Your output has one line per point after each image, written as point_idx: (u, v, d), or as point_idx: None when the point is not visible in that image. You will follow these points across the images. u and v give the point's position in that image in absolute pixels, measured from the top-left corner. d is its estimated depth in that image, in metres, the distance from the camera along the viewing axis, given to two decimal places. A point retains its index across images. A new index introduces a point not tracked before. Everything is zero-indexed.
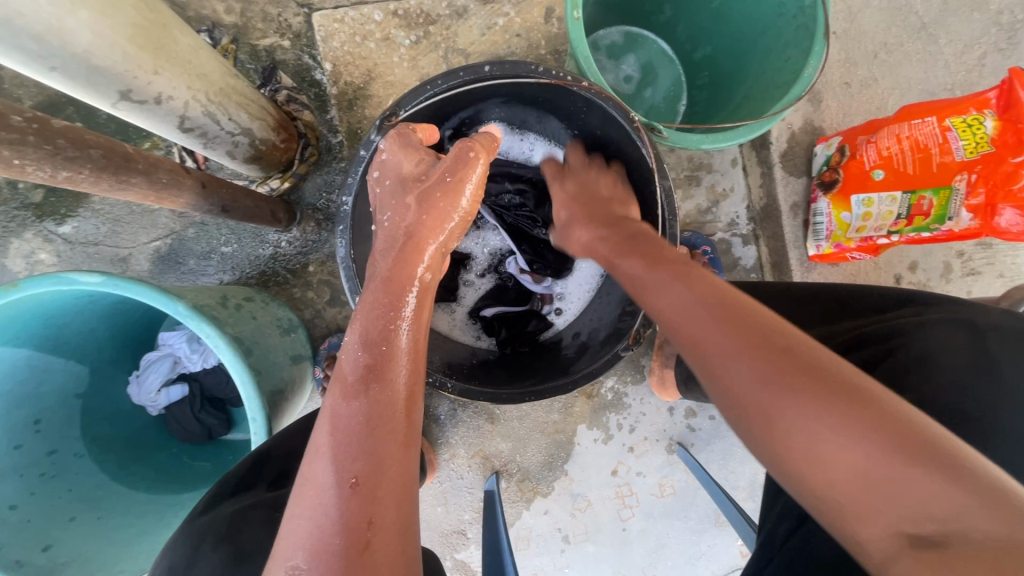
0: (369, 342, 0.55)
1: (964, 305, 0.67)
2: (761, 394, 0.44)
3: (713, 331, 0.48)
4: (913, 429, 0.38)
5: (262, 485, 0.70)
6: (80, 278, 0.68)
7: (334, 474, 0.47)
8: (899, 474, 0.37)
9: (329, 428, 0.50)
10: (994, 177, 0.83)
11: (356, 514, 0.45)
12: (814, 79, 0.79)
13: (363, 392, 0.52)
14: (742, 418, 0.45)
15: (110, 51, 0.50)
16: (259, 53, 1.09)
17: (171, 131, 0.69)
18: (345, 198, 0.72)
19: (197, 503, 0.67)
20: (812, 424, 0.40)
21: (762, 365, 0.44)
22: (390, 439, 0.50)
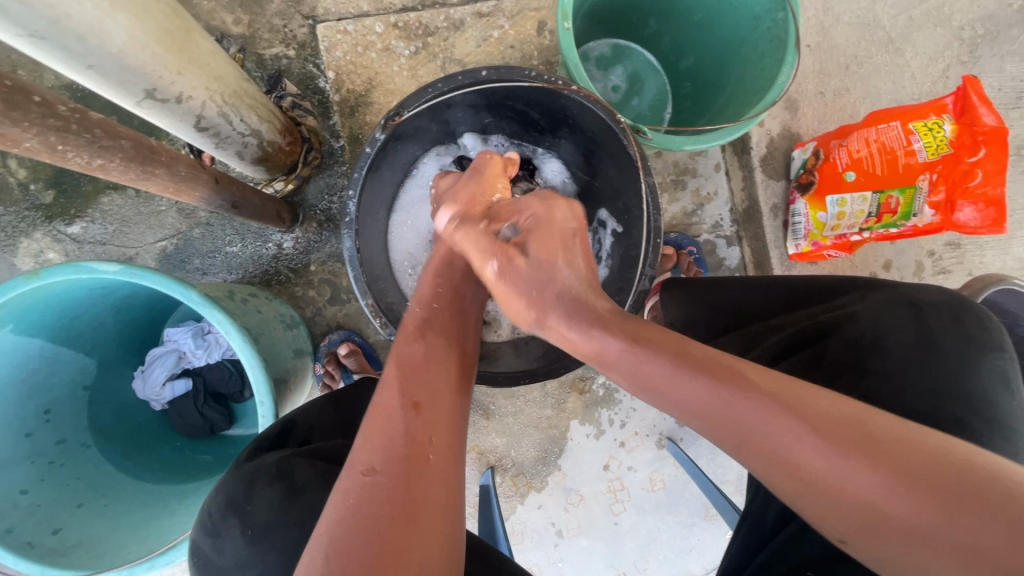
0: (425, 304, 0.65)
1: (904, 285, 0.70)
2: (805, 465, 0.46)
3: (740, 411, 0.49)
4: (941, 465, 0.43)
5: (292, 444, 0.70)
6: (99, 267, 0.71)
7: (399, 397, 0.53)
8: (941, 522, 0.41)
9: (395, 364, 0.57)
10: (953, 176, 0.89)
11: (419, 430, 0.51)
12: (787, 85, 0.85)
13: (422, 337, 0.60)
14: (793, 491, 0.47)
15: (141, 51, 0.55)
16: (265, 63, 1.15)
17: (187, 130, 0.74)
18: (350, 193, 0.76)
19: (239, 453, 0.69)
20: (858, 484, 0.44)
21: (801, 440, 0.46)
22: (445, 376, 0.57)
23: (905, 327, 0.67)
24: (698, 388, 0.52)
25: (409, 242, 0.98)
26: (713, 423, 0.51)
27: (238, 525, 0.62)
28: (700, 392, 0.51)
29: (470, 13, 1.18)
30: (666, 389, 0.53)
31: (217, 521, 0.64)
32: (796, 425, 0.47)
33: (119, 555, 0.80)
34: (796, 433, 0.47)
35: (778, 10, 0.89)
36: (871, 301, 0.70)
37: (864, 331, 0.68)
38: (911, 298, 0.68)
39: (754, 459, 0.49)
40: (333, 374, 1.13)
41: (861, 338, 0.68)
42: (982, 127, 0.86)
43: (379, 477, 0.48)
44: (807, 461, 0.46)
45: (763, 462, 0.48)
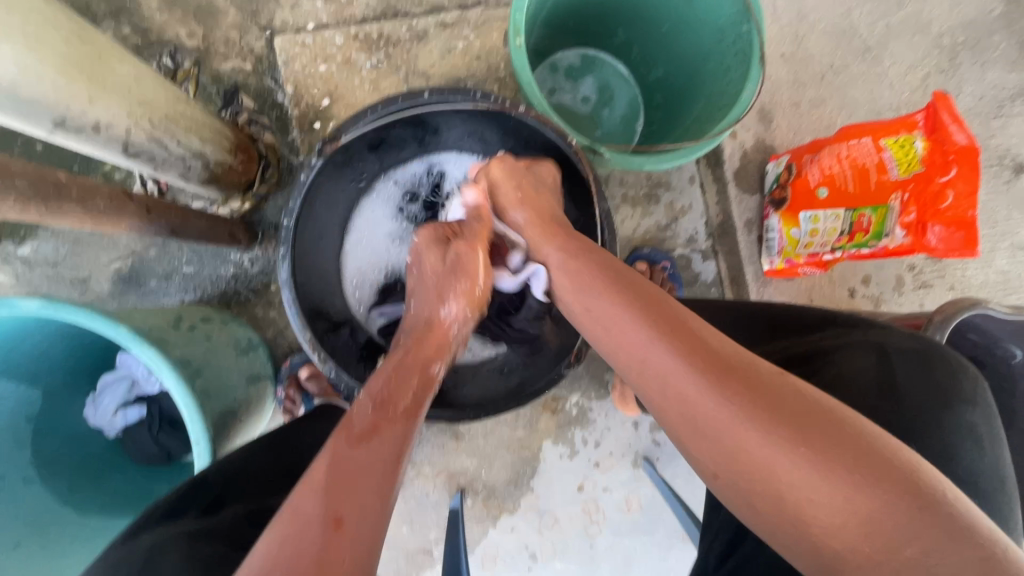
0: (378, 401, 0.61)
1: (880, 330, 0.67)
2: (747, 437, 0.47)
3: (689, 378, 0.52)
4: (859, 441, 0.45)
5: (191, 514, 0.64)
6: (20, 303, 0.68)
7: (321, 507, 0.49)
8: (830, 484, 0.44)
9: (326, 467, 0.52)
10: (923, 197, 0.85)
11: (337, 551, 0.46)
12: (751, 101, 0.82)
13: (366, 440, 0.56)
14: (711, 455, 0.50)
15: (39, 83, 0.52)
16: (221, 77, 1.11)
17: (116, 157, 0.70)
18: (286, 220, 0.73)
19: (123, 529, 0.63)
20: (779, 459, 0.46)
21: (720, 403, 0.50)
22: (376, 488, 0.52)
23: (870, 371, 0.63)
24: (654, 351, 0.56)
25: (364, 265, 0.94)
26: (668, 384, 0.53)
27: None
28: (647, 350, 0.56)
29: (434, 23, 1.14)
30: (628, 346, 0.58)
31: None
32: (730, 393, 0.50)
33: None
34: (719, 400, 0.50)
35: (743, 22, 0.86)
36: (842, 343, 0.67)
37: (830, 372, 0.64)
38: (882, 344, 0.65)
39: (681, 413, 0.53)
40: (293, 400, 1.09)
41: (822, 378, 0.65)
42: (953, 144, 0.82)
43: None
44: (729, 431, 0.49)
45: (677, 411, 0.53)
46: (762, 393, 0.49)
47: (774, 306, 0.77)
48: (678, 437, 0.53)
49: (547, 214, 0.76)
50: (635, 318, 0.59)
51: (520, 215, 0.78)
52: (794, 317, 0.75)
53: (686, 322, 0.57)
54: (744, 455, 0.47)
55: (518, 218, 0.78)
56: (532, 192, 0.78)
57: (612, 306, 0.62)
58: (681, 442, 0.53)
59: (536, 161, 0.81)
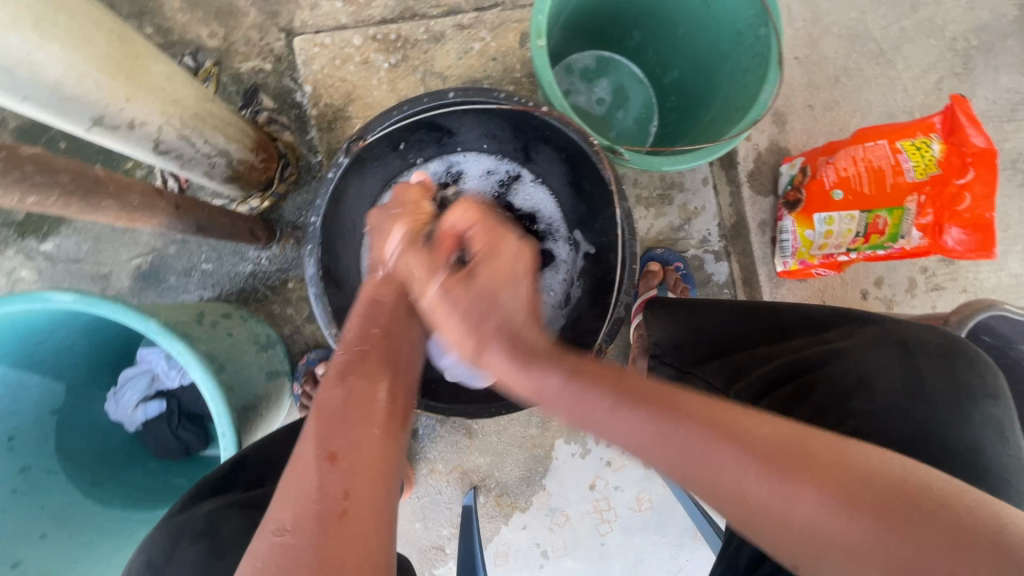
0: (360, 341, 0.61)
1: (897, 325, 0.68)
2: (804, 522, 0.41)
3: (727, 467, 0.45)
4: (900, 490, 0.40)
5: (239, 487, 0.71)
6: (54, 297, 0.70)
7: (316, 447, 0.49)
8: (908, 557, 0.37)
9: (314, 412, 0.52)
10: (940, 199, 0.88)
11: (334, 483, 0.46)
12: (769, 104, 0.83)
13: (345, 379, 0.55)
14: (763, 536, 0.44)
15: (82, 81, 0.53)
16: (241, 77, 1.12)
17: (147, 154, 0.71)
18: (312, 218, 0.74)
19: (175, 503, 0.69)
20: (828, 526, 0.41)
21: (763, 486, 0.43)
22: (365, 424, 0.52)
23: (893, 368, 0.65)
24: (641, 429, 0.51)
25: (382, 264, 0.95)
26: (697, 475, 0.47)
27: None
28: (660, 442, 0.49)
29: (451, 25, 1.15)
30: (643, 446, 0.51)
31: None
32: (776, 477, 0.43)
33: None
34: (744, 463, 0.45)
35: (761, 25, 0.87)
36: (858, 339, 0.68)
37: (851, 370, 0.66)
38: (903, 340, 0.66)
39: (723, 503, 0.46)
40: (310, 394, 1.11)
41: (845, 378, 0.66)
42: (970, 147, 0.85)
43: (289, 536, 0.44)
44: (770, 505, 0.43)
45: (723, 502, 0.46)
46: (798, 462, 0.44)
47: (783, 306, 0.77)
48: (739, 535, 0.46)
49: (515, 336, 0.61)
50: (634, 407, 0.52)
51: (444, 297, 0.65)
52: (804, 317, 0.74)
53: (679, 400, 0.51)
54: (794, 528, 0.42)
55: (466, 335, 0.63)
56: (494, 280, 0.66)
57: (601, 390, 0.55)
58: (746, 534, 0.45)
59: (498, 237, 0.71)
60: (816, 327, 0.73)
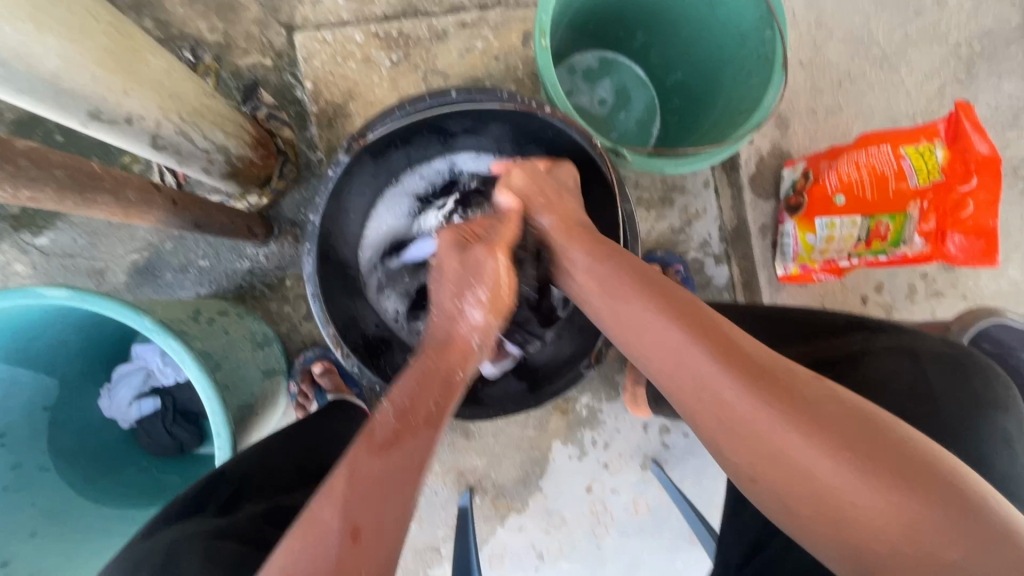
0: (401, 413, 0.59)
1: (909, 333, 0.69)
2: (799, 451, 0.51)
3: (742, 396, 0.54)
4: (896, 452, 0.48)
5: (210, 510, 0.65)
6: (46, 292, 0.68)
7: (340, 517, 0.50)
8: (884, 496, 0.47)
9: (347, 477, 0.52)
10: (943, 205, 0.88)
11: (347, 562, 0.48)
12: (773, 107, 0.82)
13: (386, 450, 0.55)
14: (756, 456, 0.53)
15: (78, 74, 0.52)
16: (242, 72, 1.12)
17: (144, 149, 0.70)
18: (312, 216, 0.74)
19: (141, 528, 0.62)
20: (816, 455, 0.50)
21: (772, 414, 0.52)
22: (394, 496, 0.53)
23: (902, 374, 0.66)
24: (676, 341, 0.59)
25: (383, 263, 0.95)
26: (715, 399, 0.56)
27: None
28: (693, 352, 0.58)
29: (454, 23, 1.14)
30: (674, 352, 0.59)
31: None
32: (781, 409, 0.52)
33: None
34: (759, 394, 0.54)
35: (765, 28, 0.87)
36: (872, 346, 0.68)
37: (862, 376, 0.67)
38: (914, 346, 0.67)
39: (720, 420, 0.56)
40: (307, 394, 1.10)
41: (857, 384, 0.66)
42: (975, 154, 0.85)
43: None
44: (771, 428, 0.52)
45: (727, 428, 0.55)
46: (804, 402, 0.52)
47: (793, 308, 0.76)
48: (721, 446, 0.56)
49: (573, 221, 0.75)
50: (675, 320, 0.61)
51: (545, 219, 0.76)
52: (815, 320, 0.74)
53: (721, 324, 0.59)
54: (788, 453, 0.51)
55: (547, 225, 0.76)
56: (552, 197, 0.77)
57: (644, 306, 0.63)
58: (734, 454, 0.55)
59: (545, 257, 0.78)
60: (834, 333, 0.72)
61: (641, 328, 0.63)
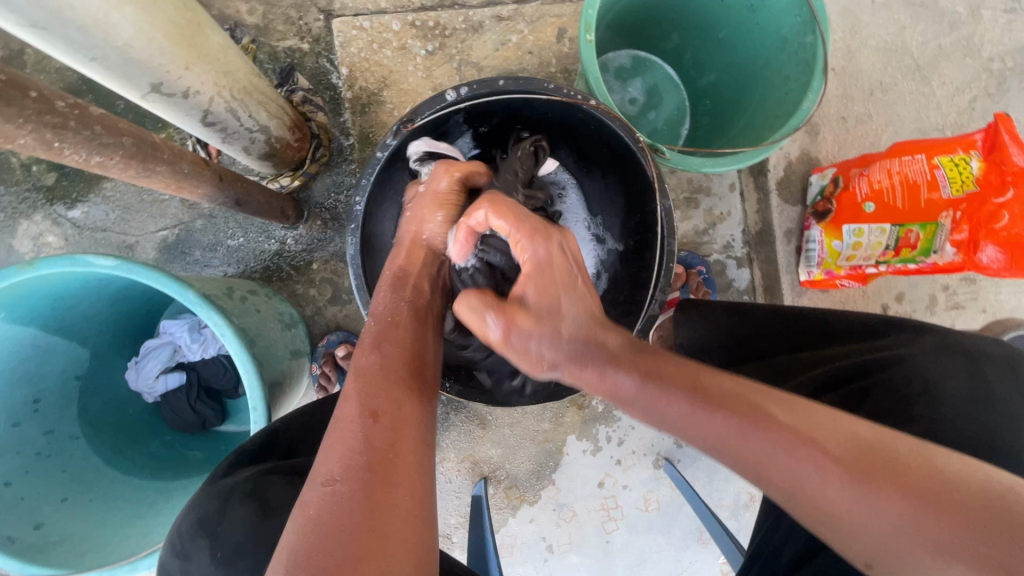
0: (382, 317, 0.63)
1: (954, 334, 0.70)
2: (873, 519, 0.44)
3: (779, 466, 0.47)
4: (974, 496, 0.41)
5: (275, 457, 0.70)
6: (96, 261, 0.70)
7: (357, 407, 0.52)
8: (983, 553, 0.40)
9: (352, 376, 0.55)
10: (977, 216, 0.89)
11: (379, 437, 0.50)
12: (812, 110, 0.83)
13: (378, 348, 0.59)
14: (846, 544, 0.46)
15: (149, 45, 0.54)
16: (278, 55, 1.12)
17: (194, 125, 0.72)
18: (358, 199, 0.76)
19: (216, 468, 0.67)
20: (922, 534, 0.42)
21: (818, 480, 0.45)
22: (403, 385, 0.55)
23: (960, 376, 0.67)
24: (728, 438, 0.49)
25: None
26: (760, 477, 0.48)
27: (207, 545, 0.58)
28: (763, 452, 0.48)
29: (490, 16, 1.15)
30: (741, 454, 0.49)
31: (183, 546, 0.59)
32: (822, 468, 0.46)
33: (101, 554, 0.77)
34: (838, 475, 0.45)
35: (807, 33, 0.87)
36: (915, 347, 0.69)
37: (917, 377, 0.67)
38: (968, 349, 0.68)
39: (804, 511, 0.47)
40: (330, 376, 1.12)
41: (907, 384, 0.67)
42: (1011, 166, 0.85)
43: (341, 485, 0.46)
44: (866, 520, 0.44)
45: (789, 502, 0.47)
46: (847, 459, 0.45)
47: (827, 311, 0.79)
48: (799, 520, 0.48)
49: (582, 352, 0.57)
50: (728, 419, 0.50)
51: (544, 342, 0.58)
52: (853, 324, 0.76)
53: (765, 407, 0.50)
54: (874, 530, 0.44)
55: (515, 342, 0.60)
56: (539, 319, 0.59)
57: (694, 407, 0.51)
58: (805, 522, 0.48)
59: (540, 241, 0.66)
60: (868, 334, 0.75)
61: (687, 429, 0.51)
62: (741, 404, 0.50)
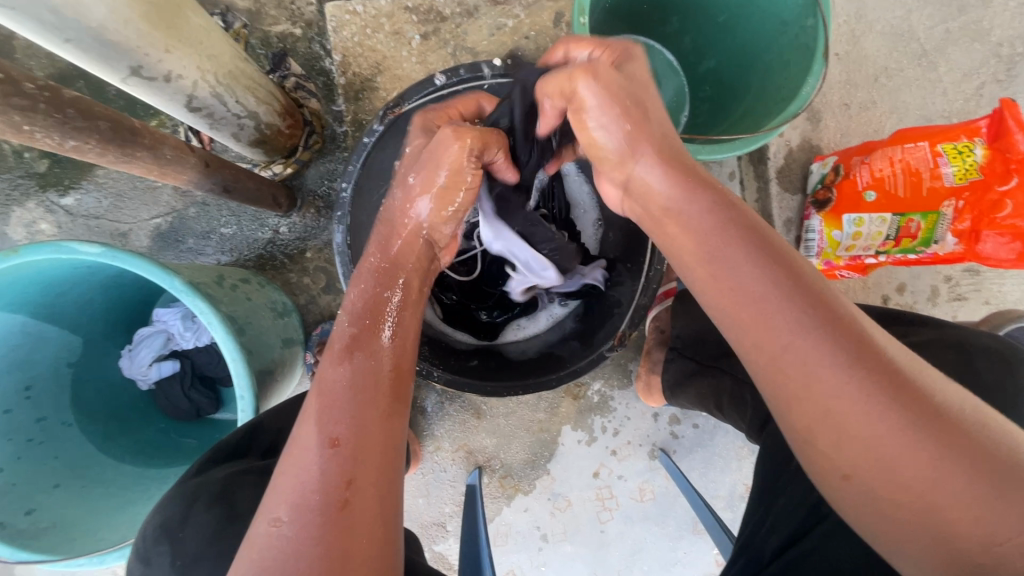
0: (355, 316, 0.60)
1: (953, 329, 0.70)
2: (888, 432, 0.43)
3: (837, 362, 0.45)
4: (991, 448, 0.42)
5: (253, 456, 0.73)
6: (81, 248, 0.69)
7: (317, 434, 0.50)
8: (983, 504, 0.40)
9: (314, 394, 0.53)
10: (979, 205, 0.89)
11: (336, 473, 0.48)
12: (811, 96, 0.82)
13: (348, 359, 0.56)
14: (839, 453, 0.45)
15: (124, 26, 0.53)
16: (271, 39, 1.11)
17: (179, 110, 0.71)
18: (344, 184, 0.78)
19: (191, 466, 0.69)
20: (910, 446, 0.42)
21: (863, 388, 0.44)
22: (372, 407, 0.54)
23: (952, 368, 0.65)
24: (770, 310, 0.48)
25: None
26: (802, 364, 0.46)
27: (168, 552, 0.59)
28: (793, 325, 0.47)
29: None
30: (767, 319, 0.48)
31: (167, 538, 0.60)
32: (866, 375, 0.44)
33: (91, 540, 0.78)
34: (884, 401, 0.43)
35: (808, 17, 0.85)
36: (916, 341, 0.69)
37: None
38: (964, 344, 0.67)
39: (803, 397, 0.47)
40: (324, 364, 1.08)
41: None
42: (1016, 153, 0.85)
43: (287, 527, 0.46)
44: (860, 416, 0.44)
45: (806, 392, 0.46)
46: (897, 382, 0.44)
47: None
48: (801, 417, 0.47)
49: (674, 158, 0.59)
50: (777, 284, 0.49)
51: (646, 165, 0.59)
52: None
53: (825, 295, 0.49)
54: (884, 453, 0.43)
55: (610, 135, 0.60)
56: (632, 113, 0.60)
57: (773, 289, 0.49)
58: (803, 421, 0.47)
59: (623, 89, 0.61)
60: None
61: (728, 286, 0.51)
62: (822, 303, 0.48)
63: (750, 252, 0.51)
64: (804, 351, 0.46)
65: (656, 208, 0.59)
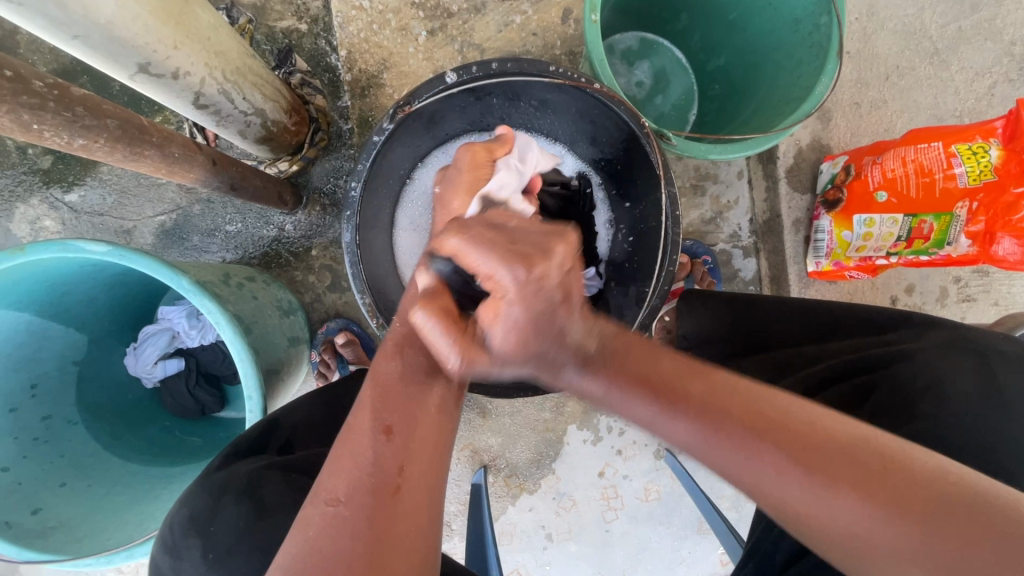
0: (409, 311, 0.61)
1: (969, 330, 0.68)
2: (849, 524, 0.42)
3: (773, 476, 0.45)
4: (964, 510, 0.39)
5: (272, 451, 0.70)
6: (88, 247, 0.69)
7: (372, 419, 0.50)
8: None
9: (370, 381, 0.53)
10: (995, 207, 0.87)
11: (390, 458, 0.48)
12: (825, 95, 0.80)
13: (403, 350, 0.56)
14: (821, 549, 0.44)
15: (133, 22, 0.52)
16: (276, 35, 1.10)
17: (186, 107, 0.70)
18: (354, 184, 0.76)
19: (212, 460, 0.68)
20: (874, 532, 0.41)
21: (802, 490, 0.44)
22: (428, 398, 0.53)
23: (966, 372, 0.65)
24: (695, 440, 0.49)
25: (413, 243, 0.95)
26: (749, 487, 0.47)
27: (184, 552, 0.59)
28: (725, 454, 0.47)
29: None
30: (699, 447, 0.49)
31: (178, 539, 0.60)
32: (798, 476, 0.44)
33: (98, 540, 0.77)
34: (829, 497, 0.43)
35: (821, 14, 0.84)
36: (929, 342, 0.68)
37: (922, 373, 0.66)
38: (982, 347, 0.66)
39: (736, 490, 0.47)
40: (328, 364, 1.11)
41: (916, 380, 0.66)
42: None
43: (343, 508, 0.45)
44: (783, 494, 0.45)
45: (772, 507, 0.46)
46: (833, 474, 0.43)
47: (838, 305, 0.77)
48: (781, 522, 0.46)
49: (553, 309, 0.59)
50: (683, 411, 0.49)
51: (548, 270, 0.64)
52: (861, 316, 0.75)
53: (739, 412, 0.48)
54: (858, 541, 0.42)
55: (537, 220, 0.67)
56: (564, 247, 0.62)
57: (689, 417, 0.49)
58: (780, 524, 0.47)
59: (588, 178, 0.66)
60: (879, 330, 0.74)
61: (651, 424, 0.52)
62: (737, 421, 0.47)
63: (647, 386, 0.51)
64: (742, 473, 0.47)
65: (558, 356, 0.58)
